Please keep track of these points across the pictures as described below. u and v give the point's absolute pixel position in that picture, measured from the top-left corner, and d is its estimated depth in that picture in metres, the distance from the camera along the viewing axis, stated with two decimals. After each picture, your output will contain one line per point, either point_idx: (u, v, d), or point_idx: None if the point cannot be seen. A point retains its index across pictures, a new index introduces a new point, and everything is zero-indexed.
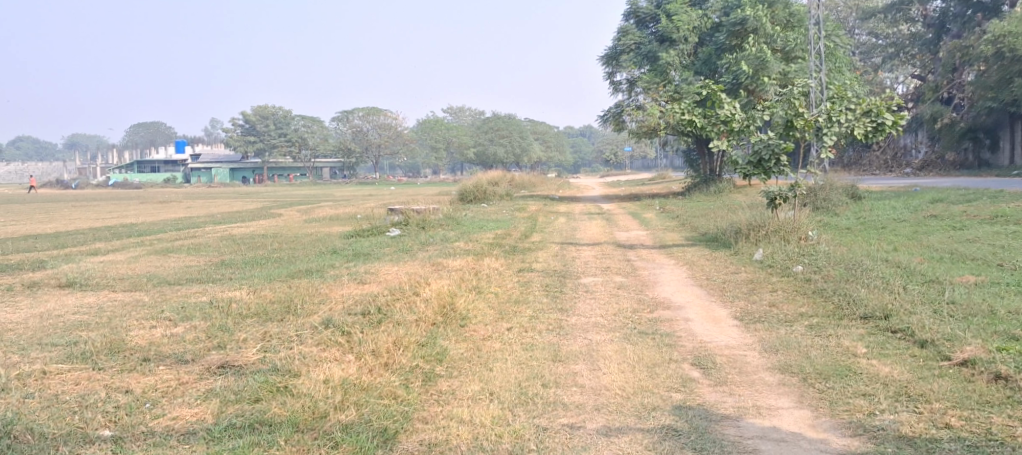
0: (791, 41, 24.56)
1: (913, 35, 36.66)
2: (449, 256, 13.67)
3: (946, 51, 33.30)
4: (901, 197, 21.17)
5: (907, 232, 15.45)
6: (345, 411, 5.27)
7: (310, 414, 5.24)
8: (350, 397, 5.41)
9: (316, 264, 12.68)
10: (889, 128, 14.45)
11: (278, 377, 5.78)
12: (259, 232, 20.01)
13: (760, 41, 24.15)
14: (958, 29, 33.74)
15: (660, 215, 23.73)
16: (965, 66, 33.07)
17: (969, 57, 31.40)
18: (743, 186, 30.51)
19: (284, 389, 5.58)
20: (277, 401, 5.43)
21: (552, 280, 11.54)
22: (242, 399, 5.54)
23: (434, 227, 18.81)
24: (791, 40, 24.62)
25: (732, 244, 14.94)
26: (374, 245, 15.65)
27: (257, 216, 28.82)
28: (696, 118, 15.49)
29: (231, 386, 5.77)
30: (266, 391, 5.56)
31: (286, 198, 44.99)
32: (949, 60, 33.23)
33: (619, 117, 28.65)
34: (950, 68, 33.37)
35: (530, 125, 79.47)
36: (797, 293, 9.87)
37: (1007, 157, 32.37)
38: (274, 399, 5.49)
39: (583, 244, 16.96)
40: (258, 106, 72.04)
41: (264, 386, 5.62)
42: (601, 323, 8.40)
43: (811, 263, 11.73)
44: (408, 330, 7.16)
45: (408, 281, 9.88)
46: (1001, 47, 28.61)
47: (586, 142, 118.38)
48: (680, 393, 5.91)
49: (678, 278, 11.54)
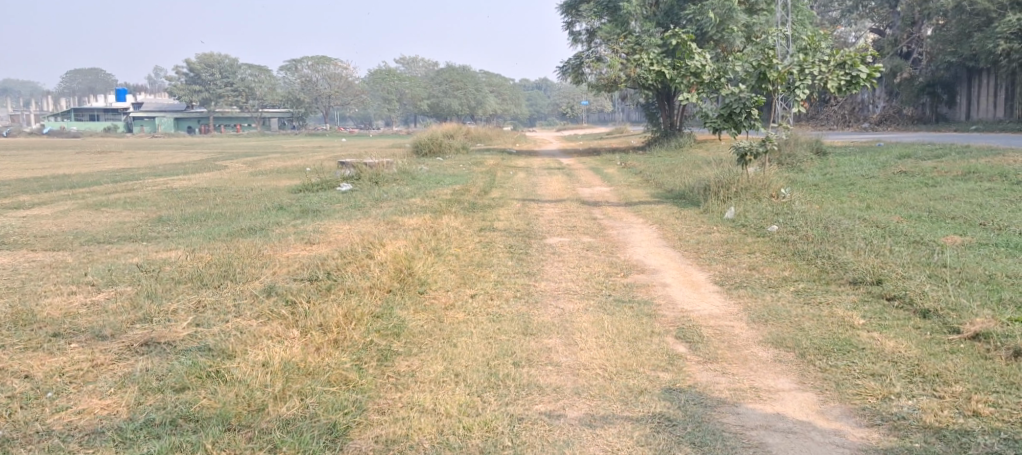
0: None
1: None
2: (404, 213, 12.86)
3: (905, 5, 33.05)
4: (865, 153, 20.80)
5: (878, 188, 15.03)
6: (287, 403, 4.59)
7: (244, 407, 4.55)
8: (293, 385, 4.72)
9: (261, 222, 11.79)
10: (864, 81, 13.83)
11: (208, 359, 5.03)
12: (202, 186, 18.96)
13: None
14: None
15: (622, 171, 23.10)
16: (924, 21, 32.71)
17: (929, 12, 31.34)
18: (703, 141, 30.04)
19: (214, 375, 4.85)
20: (206, 390, 4.71)
21: (515, 241, 10.84)
22: (166, 387, 4.81)
23: (388, 182, 17.94)
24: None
25: (701, 201, 14.39)
26: (323, 201, 14.75)
27: (201, 168, 27.59)
28: (664, 70, 14.83)
29: (154, 370, 5.00)
30: (192, 378, 4.82)
31: (232, 149, 43.46)
32: (909, 13, 32.96)
33: (578, 69, 27.82)
34: (909, 22, 33.19)
35: (485, 77, 78.18)
36: (777, 254, 9.31)
37: (963, 112, 32.15)
38: (203, 387, 4.77)
39: (545, 201, 16.26)
40: (202, 54, 69.40)
41: (189, 371, 4.87)
42: (571, 290, 7.81)
43: (787, 222, 11.17)
44: (362, 300, 6.42)
45: (361, 243, 9.11)
46: (961, 1, 28.48)
47: (541, 96, 117.25)
48: (668, 372, 5.28)
49: (648, 240, 10.93)
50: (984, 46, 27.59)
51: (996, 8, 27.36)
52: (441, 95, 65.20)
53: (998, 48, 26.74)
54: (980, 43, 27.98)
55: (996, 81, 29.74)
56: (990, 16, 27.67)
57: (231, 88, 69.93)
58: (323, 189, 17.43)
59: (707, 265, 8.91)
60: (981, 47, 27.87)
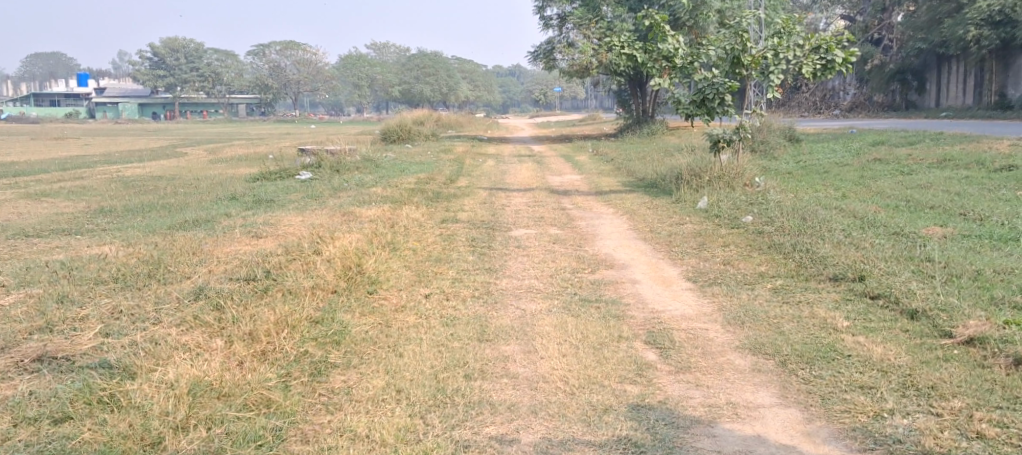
0: None
1: None
2: (363, 204, 12.27)
3: None
4: (839, 139, 20.42)
5: (853, 176, 14.63)
6: (187, 435, 4.14)
7: (133, 441, 4.07)
8: (197, 412, 4.25)
9: (207, 214, 11.18)
10: (839, 66, 13.41)
11: (103, 380, 4.46)
12: (155, 174, 18.24)
13: None
14: None
15: (593, 158, 22.60)
16: (894, 7, 32.68)
17: None
18: (675, 128, 29.63)
19: (105, 401, 4.32)
20: (94, 420, 4.19)
21: (478, 234, 10.29)
22: (44, 417, 4.24)
23: (350, 171, 17.32)
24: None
25: (674, 190, 13.90)
26: (279, 191, 14.14)
27: (159, 155, 26.79)
28: (636, 53, 14.33)
29: (41, 394, 4.42)
30: (78, 406, 4.28)
31: (195, 136, 42.53)
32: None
33: (549, 55, 27.24)
34: (880, 8, 33.08)
35: (457, 63, 77.30)
36: (752, 247, 8.82)
37: (932, 99, 31.90)
38: (89, 419, 4.21)
39: (512, 190, 15.71)
40: (168, 39, 67.95)
41: (77, 397, 4.33)
42: (534, 289, 7.28)
43: (762, 213, 10.69)
44: (301, 303, 5.86)
45: (311, 238, 8.52)
46: None
47: (515, 82, 116.42)
48: (636, 385, 4.75)
49: (618, 232, 10.41)
50: (955, 32, 27.43)
51: None
52: (412, 81, 64.37)
53: (969, 34, 26.62)
54: (951, 30, 27.84)
55: (966, 68, 29.50)
56: (961, 2, 27.59)
57: (196, 73, 68.64)
58: (282, 177, 16.80)
59: (677, 261, 8.40)
60: (952, 33, 27.73)
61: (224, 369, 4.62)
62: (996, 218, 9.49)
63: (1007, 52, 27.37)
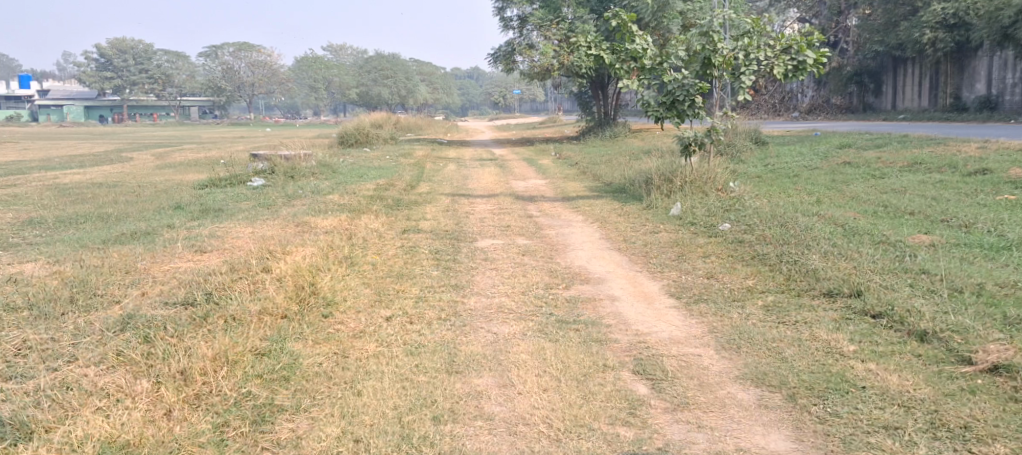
0: None
1: None
2: (317, 213, 11.59)
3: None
4: (805, 142, 20.09)
5: (825, 180, 14.26)
6: None
7: None
8: None
9: (148, 226, 10.46)
10: (811, 66, 13.03)
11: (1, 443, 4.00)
12: (96, 182, 17.36)
13: None
14: None
15: (556, 162, 22.06)
16: (850, 10, 32.58)
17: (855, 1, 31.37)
18: (638, 131, 29.24)
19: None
20: None
21: (441, 246, 9.69)
22: None
23: (304, 177, 16.57)
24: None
25: (644, 197, 13.44)
26: (228, 200, 13.43)
27: (104, 161, 25.73)
28: (603, 54, 13.79)
29: None
30: None
31: (145, 140, 41.26)
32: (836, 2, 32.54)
33: (510, 56, 26.66)
34: (835, 12, 32.98)
35: (415, 65, 76.37)
36: (734, 259, 8.30)
37: (889, 101, 31.92)
38: None
39: (475, 196, 15.11)
40: (115, 38, 65.84)
41: None
42: (506, 309, 6.69)
43: (738, 220, 10.19)
44: (245, 332, 5.26)
45: (262, 254, 7.86)
46: None
47: (474, 85, 115.61)
48: (630, 427, 4.30)
49: (590, 242, 9.87)
50: (911, 35, 27.47)
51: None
52: (369, 84, 63.43)
53: (925, 36, 26.73)
54: (906, 33, 27.89)
55: (921, 70, 29.52)
56: (917, 5, 27.71)
57: (146, 75, 66.93)
58: (232, 183, 16.04)
59: (657, 275, 7.86)
60: (908, 36, 27.78)
61: (147, 425, 4.16)
62: (983, 225, 9.07)
63: (962, 55, 27.42)
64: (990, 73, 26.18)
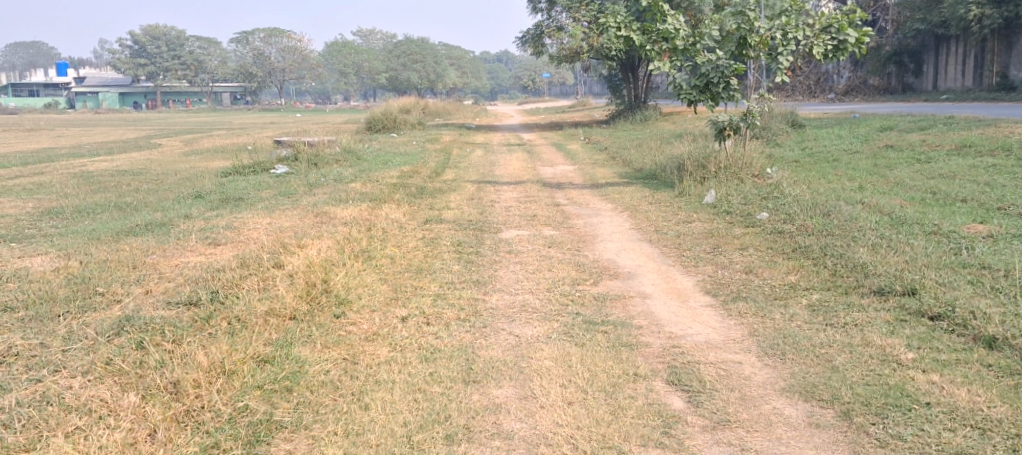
0: None
1: None
2: (338, 202, 11.25)
3: None
4: (843, 125, 19.41)
5: (866, 165, 13.64)
6: None
7: None
8: None
9: (165, 217, 10.18)
10: (852, 46, 12.42)
11: None
12: (119, 171, 17.21)
13: None
14: None
15: (586, 147, 21.56)
16: None
17: None
18: (669, 115, 28.60)
19: None
20: None
21: (465, 237, 9.30)
22: None
23: (328, 164, 16.26)
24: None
25: (677, 184, 12.93)
26: (250, 188, 13.16)
27: (132, 148, 25.65)
28: (633, 36, 13.28)
29: None
30: None
31: (176, 127, 41.26)
32: None
33: (538, 40, 26.13)
34: None
35: (444, 49, 75.90)
36: (773, 251, 7.80)
37: (930, 81, 31.01)
38: None
39: (501, 183, 14.69)
40: (148, 25, 66.41)
41: None
42: (531, 308, 6.28)
43: (777, 209, 9.68)
44: (249, 335, 4.95)
45: (275, 248, 7.50)
46: None
47: (503, 69, 114.87)
48: (665, 450, 3.98)
49: (620, 233, 9.42)
50: (956, 13, 26.53)
51: None
52: (399, 68, 63.12)
53: (970, 14, 25.97)
54: (951, 10, 26.95)
55: (965, 49, 28.59)
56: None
57: (178, 61, 67.20)
58: (255, 171, 15.77)
59: (691, 269, 7.39)
60: (952, 13, 26.84)
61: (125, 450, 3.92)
62: None
63: (1009, 32, 26.50)
64: None
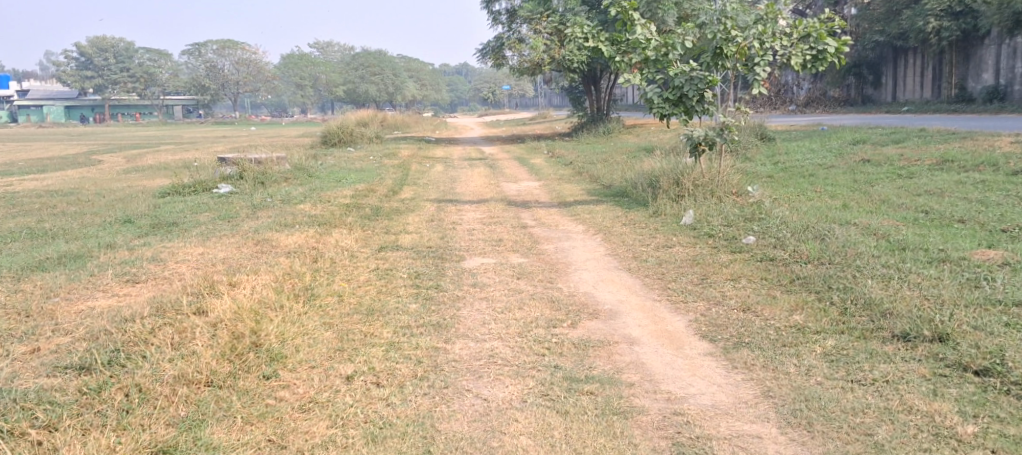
0: None
1: None
2: (283, 227, 10.32)
3: None
4: (815, 137, 18.71)
5: (845, 180, 12.84)
6: None
7: None
8: None
9: (85, 248, 9.22)
10: (831, 56, 11.65)
11: None
12: (50, 193, 16.19)
13: None
14: None
15: (548, 161, 20.78)
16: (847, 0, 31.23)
17: None
18: (632, 127, 27.88)
19: None
20: None
21: (423, 268, 8.38)
22: None
23: (275, 183, 15.34)
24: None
25: (650, 202, 12.15)
26: (186, 212, 12.25)
27: (71, 166, 24.48)
28: (602, 46, 12.36)
29: None
30: None
31: (120, 142, 39.79)
32: None
33: (498, 51, 25.26)
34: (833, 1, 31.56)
35: (402, 61, 74.68)
36: (769, 283, 6.91)
37: (889, 93, 30.68)
38: None
39: (463, 201, 13.81)
40: (95, 36, 64.87)
41: None
42: (503, 360, 5.37)
43: (764, 232, 8.87)
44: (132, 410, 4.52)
45: (200, 292, 6.50)
46: None
47: (463, 82, 113.77)
48: None
49: (594, 261, 8.59)
50: (915, 24, 26.14)
51: None
52: (356, 81, 61.91)
53: (928, 25, 25.57)
54: (910, 21, 26.59)
55: (923, 61, 28.29)
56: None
57: (127, 74, 65.24)
58: (196, 191, 14.87)
59: (683, 308, 6.45)
60: (912, 25, 26.47)
61: None
62: None
63: (967, 44, 26.23)
64: (997, 63, 24.97)
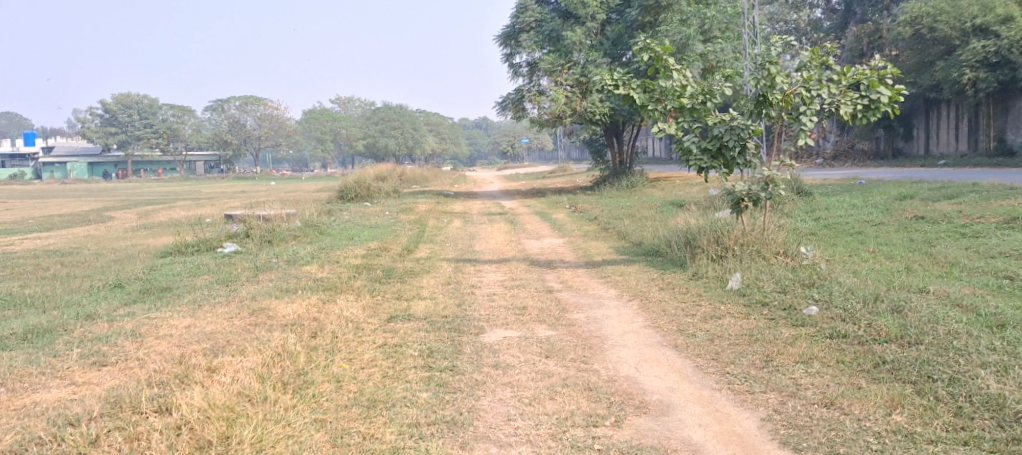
0: (708, 17, 21.66)
1: (815, 22, 33.67)
2: (284, 293, 9.35)
3: (852, 35, 30.22)
4: (855, 190, 17.51)
5: (901, 238, 11.67)
6: None
7: None
8: None
9: (61, 320, 8.31)
10: (885, 105, 10.32)
11: None
12: (50, 256, 15.40)
13: (676, 19, 21.40)
14: (864, 13, 31.02)
15: (572, 216, 19.79)
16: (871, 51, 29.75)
17: (882, 42, 28.79)
18: (657, 180, 26.85)
19: None
20: None
21: (437, 343, 7.30)
22: None
23: (283, 241, 14.45)
24: (708, 17, 21.62)
25: (686, 262, 11.06)
26: (186, 275, 11.38)
27: (81, 223, 23.77)
28: (633, 93, 11.17)
29: None
30: None
31: (137, 196, 39.32)
32: (856, 45, 29.85)
33: (519, 104, 24.43)
34: (858, 53, 29.88)
35: (421, 115, 74.37)
36: (847, 371, 5.73)
37: (921, 146, 29.46)
38: None
39: (482, 261, 12.80)
40: (120, 94, 65.12)
41: None
42: None
43: (828, 300, 7.73)
44: None
45: (169, 387, 5.45)
46: (919, 28, 25.77)
47: (482, 135, 113.79)
48: None
49: (633, 335, 7.49)
50: (949, 76, 24.84)
51: (960, 36, 24.66)
52: (375, 136, 61.36)
53: (963, 77, 24.11)
54: (943, 73, 25.30)
55: (958, 112, 27.21)
56: (952, 43, 25.02)
57: (150, 130, 65.48)
58: (199, 250, 14.02)
59: (756, 404, 5.29)
60: (945, 76, 25.19)
61: None
62: None
63: (1005, 95, 25.07)
64: None
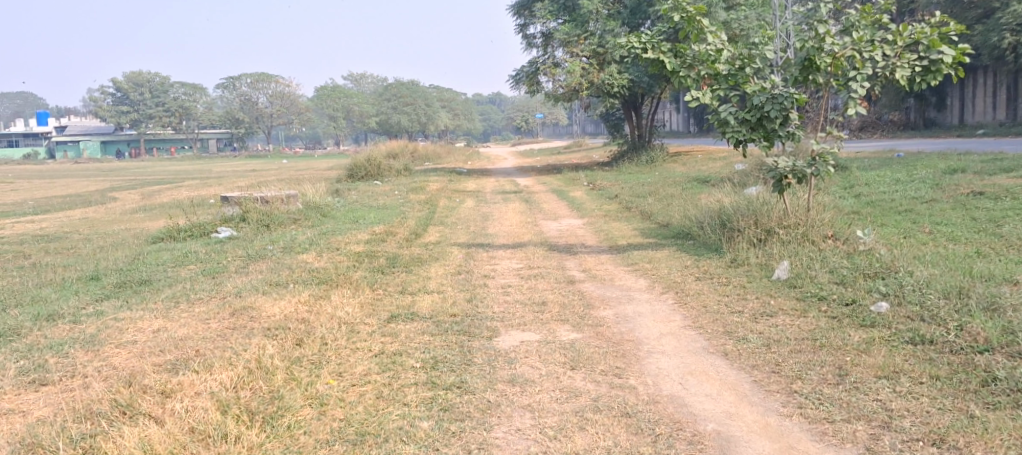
0: None
1: None
2: (272, 288, 8.29)
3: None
4: (896, 164, 16.25)
5: (962, 216, 10.49)
6: None
7: None
8: None
9: (19, 323, 7.30)
10: (948, 67, 8.69)
11: None
12: (37, 243, 14.39)
13: None
14: None
15: (591, 194, 18.66)
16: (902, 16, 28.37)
17: (914, 6, 27.29)
18: (678, 155, 25.60)
19: None
20: None
21: (443, 350, 6.22)
22: None
23: (283, 225, 13.40)
24: None
25: (723, 246, 9.93)
26: (172, 265, 10.36)
27: (81, 205, 22.77)
28: (663, 58, 9.72)
29: None
30: None
31: (145, 176, 38.25)
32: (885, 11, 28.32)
33: (532, 77, 23.19)
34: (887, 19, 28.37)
35: (433, 91, 73.07)
36: (939, 397, 4.67)
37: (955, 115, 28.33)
38: None
39: (496, 246, 11.70)
40: (131, 72, 64.06)
41: None
42: None
43: (900, 296, 6.58)
44: None
45: (109, 424, 4.62)
46: None
47: (496, 110, 112.42)
48: None
49: (672, 339, 6.39)
50: (988, 41, 23.37)
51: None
52: (389, 112, 60.06)
53: (1004, 41, 22.65)
54: (982, 37, 23.80)
55: (996, 79, 25.96)
56: (991, 7, 23.60)
57: (162, 108, 64.61)
58: (192, 235, 12.99)
59: (844, 442, 4.35)
60: (983, 41, 23.69)
61: None
62: None
63: None
64: None
